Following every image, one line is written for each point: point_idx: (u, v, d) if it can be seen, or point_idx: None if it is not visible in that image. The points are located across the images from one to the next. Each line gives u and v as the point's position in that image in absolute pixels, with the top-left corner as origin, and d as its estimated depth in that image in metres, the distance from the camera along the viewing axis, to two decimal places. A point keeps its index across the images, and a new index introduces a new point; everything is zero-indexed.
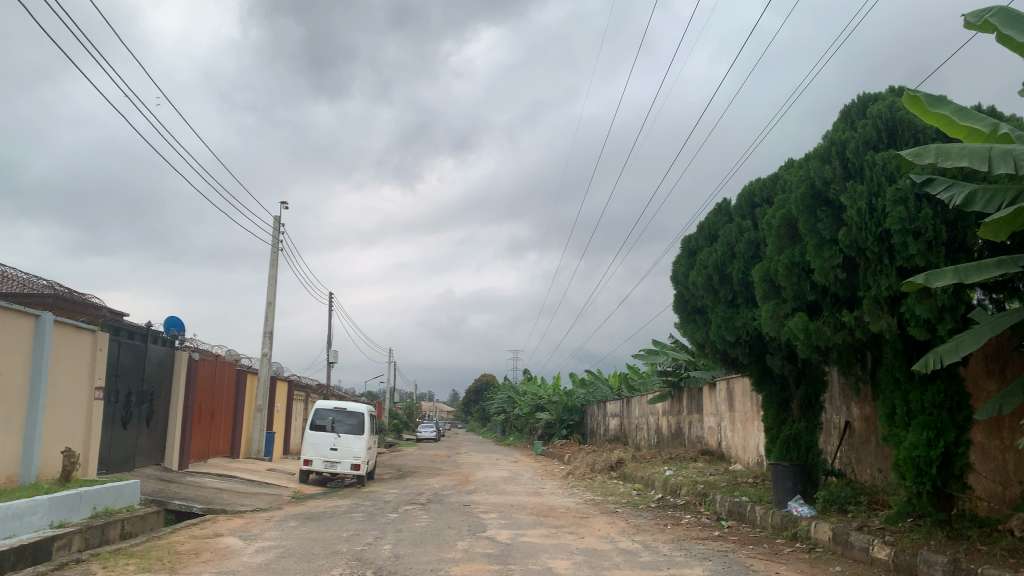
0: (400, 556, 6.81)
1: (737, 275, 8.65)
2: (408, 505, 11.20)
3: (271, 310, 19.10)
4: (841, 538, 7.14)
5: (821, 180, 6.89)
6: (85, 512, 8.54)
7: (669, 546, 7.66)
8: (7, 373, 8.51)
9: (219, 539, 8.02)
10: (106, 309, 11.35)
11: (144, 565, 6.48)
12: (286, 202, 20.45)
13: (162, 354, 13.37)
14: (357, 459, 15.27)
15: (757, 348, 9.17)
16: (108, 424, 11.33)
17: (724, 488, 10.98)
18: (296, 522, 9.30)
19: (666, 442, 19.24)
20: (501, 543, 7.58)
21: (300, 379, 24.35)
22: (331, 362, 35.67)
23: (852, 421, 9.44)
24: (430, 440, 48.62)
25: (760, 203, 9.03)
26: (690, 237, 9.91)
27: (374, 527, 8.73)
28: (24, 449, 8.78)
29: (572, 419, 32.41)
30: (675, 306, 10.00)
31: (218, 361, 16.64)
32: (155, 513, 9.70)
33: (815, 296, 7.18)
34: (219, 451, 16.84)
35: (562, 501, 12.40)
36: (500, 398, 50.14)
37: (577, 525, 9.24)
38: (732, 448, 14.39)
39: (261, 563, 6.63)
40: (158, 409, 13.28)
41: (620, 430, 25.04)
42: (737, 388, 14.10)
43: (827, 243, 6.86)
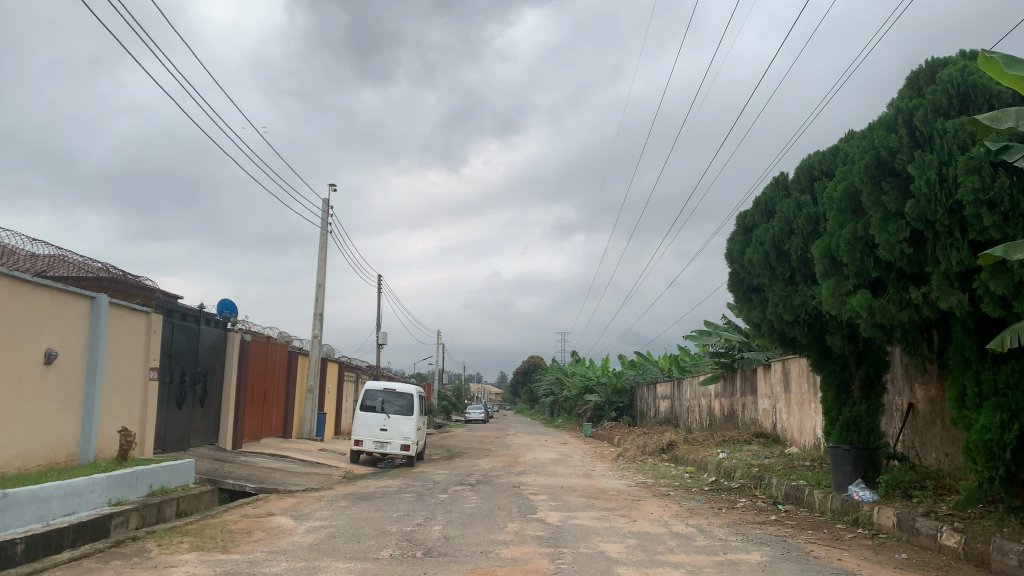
0: (450, 537, 6.74)
1: (796, 252, 8.34)
2: (458, 486, 11.18)
3: (321, 292, 19.26)
4: (906, 525, 6.84)
5: (886, 150, 6.53)
6: (142, 490, 8.70)
7: (725, 530, 7.45)
8: (66, 354, 8.69)
9: (270, 518, 8.06)
10: (159, 291, 11.55)
11: (198, 543, 6.52)
12: (333, 185, 20.54)
13: (215, 336, 13.56)
14: (407, 439, 15.34)
15: (816, 327, 8.84)
16: (163, 404, 11.53)
17: (780, 472, 10.69)
18: (347, 502, 9.33)
19: (719, 424, 18.89)
20: (552, 526, 7.47)
21: (351, 360, 24.58)
22: (381, 344, 35.97)
23: (916, 403, 9.07)
24: (479, 421, 48.87)
25: (820, 176, 8.67)
26: (745, 213, 9.59)
27: (424, 508, 8.69)
28: (83, 428, 8.97)
29: (622, 401, 32.17)
30: (730, 285, 9.71)
31: (270, 342, 16.84)
32: (210, 491, 9.84)
33: (879, 272, 6.85)
34: (272, 432, 17.09)
35: (613, 483, 12.26)
36: (549, 379, 50.06)
37: (629, 508, 9.08)
38: (787, 430, 14.04)
39: (312, 543, 6.61)
40: (211, 390, 13.48)
41: (670, 412, 24.72)
42: (793, 369, 13.73)
43: (892, 217, 6.52)
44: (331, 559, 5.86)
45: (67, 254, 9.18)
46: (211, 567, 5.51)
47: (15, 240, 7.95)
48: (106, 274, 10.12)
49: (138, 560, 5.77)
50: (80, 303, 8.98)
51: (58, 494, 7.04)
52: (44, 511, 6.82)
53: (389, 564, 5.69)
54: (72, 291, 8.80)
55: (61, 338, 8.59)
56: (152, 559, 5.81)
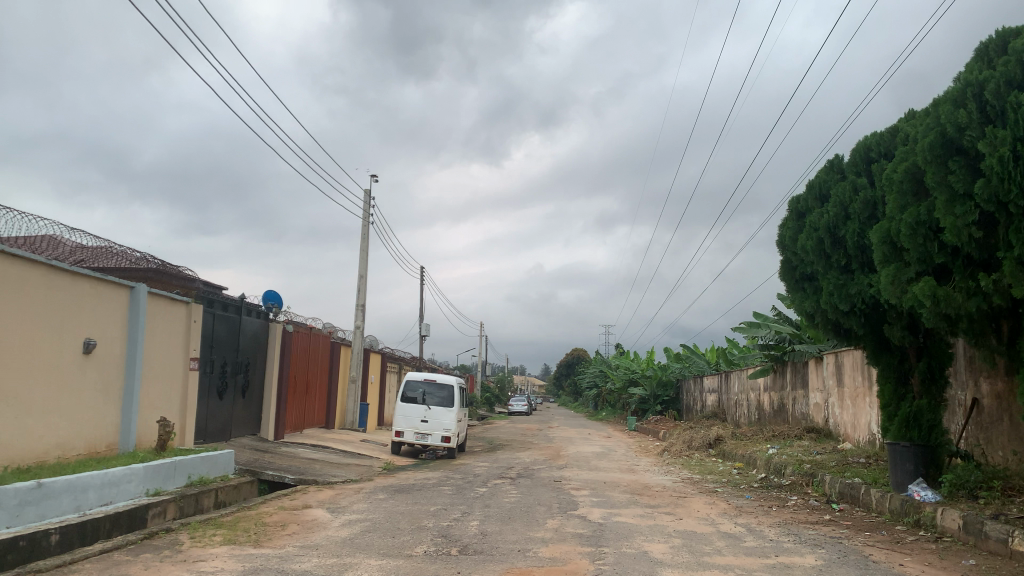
0: (487, 534, 6.51)
1: (853, 238, 7.90)
2: (498, 480, 10.97)
3: (363, 283, 19.20)
4: (973, 528, 6.40)
5: (953, 126, 6.06)
6: (180, 481, 8.67)
7: (776, 530, 7.08)
8: (105, 344, 8.68)
9: (307, 511, 7.94)
10: (200, 281, 11.54)
11: (230, 536, 6.39)
12: (375, 175, 20.49)
13: (256, 326, 13.55)
14: (448, 431, 15.17)
15: (874, 318, 8.38)
16: (204, 395, 11.53)
17: (834, 469, 10.23)
18: (385, 495, 9.19)
19: (768, 419, 18.38)
20: (594, 523, 7.20)
21: (394, 352, 24.58)
22: (424, 336, 36.03)
23: (980, 398, 8.58)
24: (522, 414, 48.70)
25: (878, 158, 8.20)
26: (797, 198, 9.12)
27: (462, 502, 8.48)
28: (122, 418, 8.97)
29: (667, 395, 31.65)
30: (782, 274, 9.28)
31: (312, 333, 16.85)
32: (249, 482, 9.80)
33: (944, 258, 6.39)
34: (315, 422, 17.13)
35: (657, 479, 11.92)
36: (592, 372, 49.58)
37: (674, 506, 8.74)
38: (840, 426, 13.52)
39: (345, 538, 6.44)
40: (253, 381, 13.48)
41: (717, 406, 24.20)
42: (846, 362, 13.23)
43: (959, 199, 6.06)
44: (363, 555, 5.66)
45: (112, 245, 9.20)
46: (241, 562, 5.36)
47: (58, 231, 7.92)
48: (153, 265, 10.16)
49: (169, 553, 5.65)
50: (118, 292, 8.96)
51: (95, 483, 7.00)
52: (81, 501, 6.79)
53: (422, 562, 5.46)
54: (111, 279, 8.78)
55: (100, 328, 8.57)
56: (183, 552, 5.69)
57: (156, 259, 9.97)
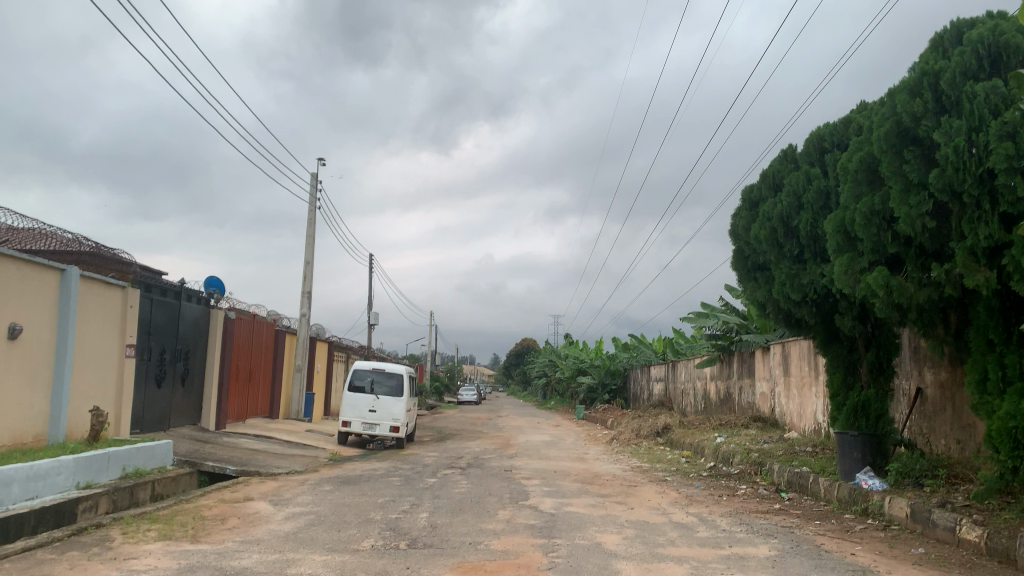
0: (436, 526, 6.32)
1: (806, 228, 7.90)
2: (447, 470, 10.78)
3: (310, 269, 18.74)
4: (921, 516, 6.46)
5: (909, 115, 6.05)
6: (114, 473, 8.28)
7: (728, 520, 7.05)
8: (33, 329, 8.21)
9: (248, 504, 7.64)
10: (137, 265, 11.05)
11: (166, 531, 6.08)
12: (321, 159, 20.01)
13: (196, 313, 13.06)
14: (396, 421, 14.91)
15: (825, 308, 8.41)
16: (141, 383, 11.07)
17: (781, 457, 10.31)
18: (330, 486, 8.92)
19: (714, 408, 18.56)
20: (546, 514, 7.06)
21: (340, 340, 24.13)
22: (372, 324, 35.55)
23: (924, 388, 8.71)
24: (471, 403, 48.56)
25: (831, 149, 8.22)
26: (750, 188, 9.11)
27: (411, 493, 8.28)
28: (52, 407, 8.52)
29: (615, 383, 31.85)
30: (735, 263, 9.26)
31: (256, 320, 16.37)
32: (188, 474, 9.42)
33: (897, 248, 6.41)
34: (258, 412, 16.68)
35: (607, 468, 11.88)
36: (541, 361, 49.60)
37: (626, 495, 8.67)
38: (786, 415, 13.70)
39: (288, 532, 6.17)
40: (193, 369, 13.01)
41: (664, 395, 24.41)
42: (793, 352, 13.38)
43: (913, 188, 6.06)
44: (307, 550, 5.41)
45: (48, 227, 8.76)
46: (176, 560, 5.06)
47: None
48: (91, 248, 9.73)
49: (98, 551, 5.32)
50: (48, 274, 8.50)
51: (19, 477, 6.60)
52: (2, 496, 6.38)
53: (370, 556, 5.25)
54: (41, 261, 8.32)
55: (27, 312, 8.10)
56: (113, 549, 5.36)
57: (92, 241, 9.52)
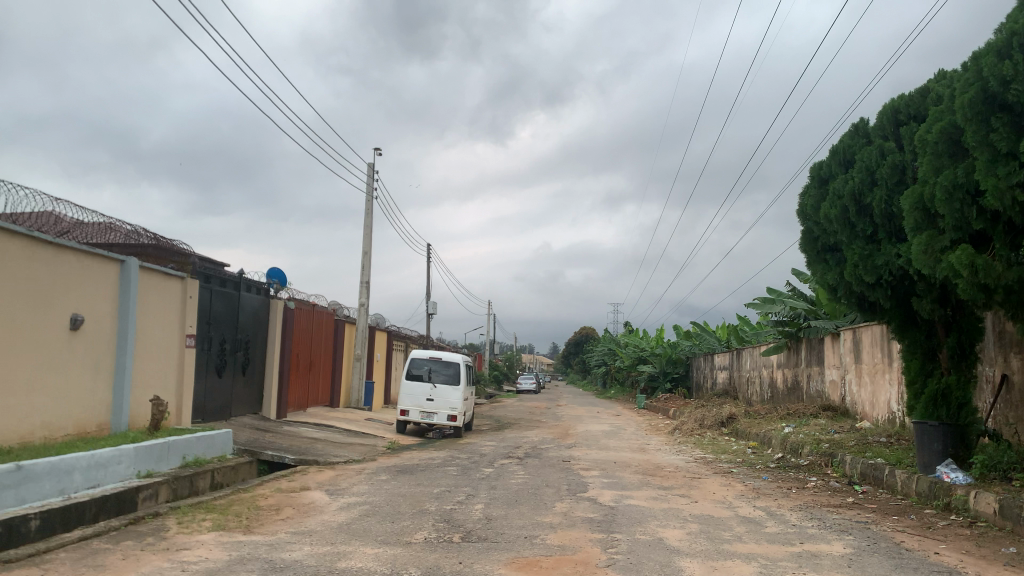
0: (491, 519, 6.14)
1: (880, 206, 7.44)
2: (505, 460, 10.62)
3: (368, 259, 18.80)
4: (1010, 513, 5.99)
5: (997, 79, 5.55)
6: (174, 462, 8.36)
7: (798, 515, 6.70)
8: (94, 319, 8.33)
9: (304, 493, 7.60)
10: (196, 256, 11.16)
11: (220, 521, 6.05)
12: (378, 149, 20.11)
13: (256, 303, 13.19)
14: (454, 410, 14.86)
15: (901, 291, 7.92)
16: (201, 373, 11.20)
17: (853, 448, 9.83)
18: (387, 475, 8.85)
19: (782, 397, 17.95)
20: (605, 506, 6.81)
21: (400, 330, 24.23)
22: (431, 314, 35.72)
23: (1011, 375, 8.17)
24: (531, 392, 48.46)
25: (907, 121, 7.70)
26: (819, 165, 8.64)
27: (467, 484, 8.13)
28: (114, 397, 8.66)
29: (677, 372, 31.28)
30: (802, 245, 8.81)
31: (315, 310, 16.49)
32: (247, 463, 9.49)
33: (983, 224, 5.93)
34: (319, 401, 16.83)
35: (670, 458, 11.55)
36: (601, 350, 49.12)
37: (689, 487, 8.35)
38: (858, 404, 13.10)
39: (341, 523, 6.07)
40: (253, 358, 13.14)
41: (729, 384, 23.78)
42: (864, 339, 12.77)
43: (1002, 158, 5.58)
44: (359, 543, 5.29)
45: (115, 220, 8.93)
46: (227, 551, 5.00)
47: (47, 203, 7.44)
48: (153, 241, 9.88)
49: (151, 541, 5.30)
50: (109, 266, 8.61)
51: (80, 465, 6.67)
52: (65, 484, 6.45)
53: (422, 550, 5.09)
54: (102, 253, 8.44)
55: (88, 303, 8.21)
56: (167, 540, 5.33)
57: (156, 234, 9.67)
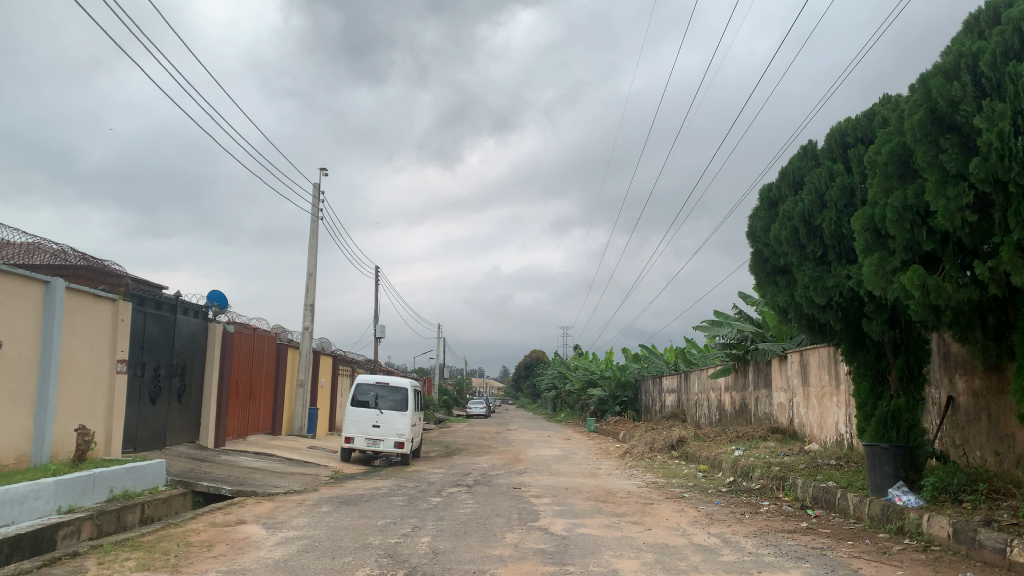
0: (438, 552, 5.83)
1: (830, 227, 7.45)
2: (453, 487, 10.31)
3: (312, 281, 18.34)
4: (965, 536, 5.93)
5: (946, 101, 5.55)
6: (100, 495, 7.84)
7: (754, 541, 6.55)
8: (15, 345, 7.81)
9: (240, 528, 7.17)
10: (129, 277, 10.64)
11: (146, 561, 5.61)
12: (324, 169, 19.87)
13: (193, 326, 12.66)
14: (401, 436, 14.45)
15: (851, 312, 7.91)
16: (133, 400, 10.65)
17: (804, 471, 9.78)
18: (329, 507, 8.46)
19: (730, 420, 17.99)
20: (557, 536, 6.57)
21: (346, 353, 23.71)
22: (379, 337, 35.17)
23: (956, 397, 8.23)
24: (480, 416, 48.02)
25: (854, 143, 7.75)
26: (769, 186, 8.63)
27: (413, 514, 7.79)
28: (36, 427, 8.11)
29: (626, 395, 31.30)
30: (753, 267, 8.78)
31: (256, 334, 15.96)
32: (181, 495, 8.99)
33: (933, 245, 5.92)
34: (260, 428, 16.26)
35: (621, 484, 11.37)
36: (550, 374, 49.00)
37: (642, 514, 8.15)
38: (806, 426, 13.15)
39: (278, 560, 5.69)
40: (190, 384, 12.58)
41: (677, 406, 23.82)
42: (811, 361, 12.85)
43: (952, 179, 5.58)
44: None
45: (44, 241, 8.45)
46: None
47: None
48: (84, 261, 9.39)
49: None
50: (32, 287, 8.12)
51: None
52: None
53: None
54: (25, 274, 7.94)
55: (9, 327, 7.70)
56: None
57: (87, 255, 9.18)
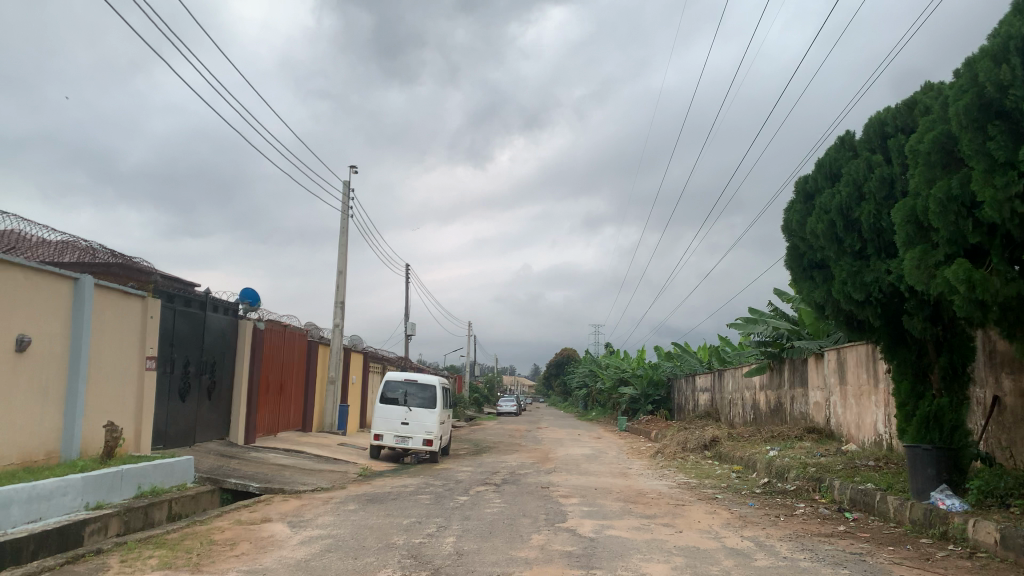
0: (462, 554, 5.71)
1: (869, 220, 7.18)
2: (481, 486, 10.19)
3: (342, 279, 18.36)
4: (1013, 543, 5.63)
5: (994, 85, 5.27)
6: (128, 492, 7.85)
7: (789, 546, 6.32)
8: (44, 341, 7.84)
9: (264, 526, 7.12)
10: (158, 274, 10.67)
11: (167, 559, 5.57)
12: (354, 166, 19.92)
13: (223, 324, 12.70)
14: (430, 434, 14.36)
15: (891, 309, 7.62)
16: (163, 396, 10.69)
17: (842, 473, 9.48)
18: (355, 505, 8.38)
19: (764, 419, 17.64)
20: (585, 538, 6.41)
21: (376, 351, 23.75)
22: (410, 335, 35.25)
23: (1002, 397, 7.90)
24: (511, 414, 47.94)
25: (894, 133, 7.46)
26: (805, 179, 8.35)
27: (439, 514, 7.69)
28: (66, 423, 8.15)
29: (658, 394, 30.97)
30: (788, 262, 8.51)
31: (287, 331, 16.01)
32: (209, 492, 8.99)
33: (979, 238, 5.64)
34: (290, 425, 16.31)
35: (652, 484, 11.15)
36: (582, 372, 48.74)
37: (673, 516, 7.95)
38: (843, 426, 12.81)
39: (300, 559, 5.61)
40: (220, 381, 12.62)
41: (711, 406, 23.46)
42: (849, 359, 12.50)
43: (1000, 168, 5.30)
44: None
45: (77, 238, 8.49)
46: None
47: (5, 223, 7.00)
48: (114, 258, 9.44)
49: None
50: (61, 284, 8.16)
51: (19, 498, 6.17)
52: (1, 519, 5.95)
53: None
54: (55, 271, 7.98)
55: (39, 324, 7.74)
56: None
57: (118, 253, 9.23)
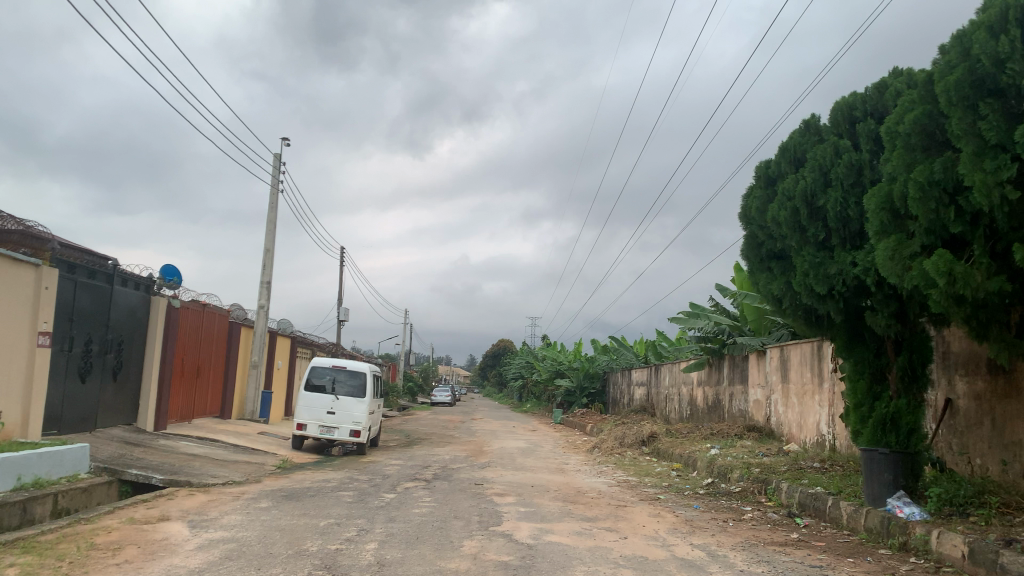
0: (384, 564, 4.99)
1: (835, 209, 6.73)
2: (410, 482, 9.47)
3: (269, 257, 17.32)
4: (984, 558, 5.22)
5: (989, 59, 4.79)
6: (5, 484, 6.85)
7: (743, 557, 5.80)
8: None
9: (159, 526, 6.27)
10: (56, 240, 9.58)
11: (29, 569, 4.69)
12: (287, 139, 18.89)
13: (132, 299, 11.63)
14: (357, 425, 13.54)
15: (852, 304, 7.19)
16: (58, 376, 9.64)
17: (788, 474, 9.11)
18: (268, 502, 7.56)
19: (702, 415, 17.36)
20: (522, 545, 5.77)
21: (305, 336, 22.69)
22: (342, 321, 34.07)
23: (955, 400, 7.60)
24: (444, 404, 47.18)
25: (863, 118, 7.01)
26: (765, 163, 7.88)
27: (362, 514, 6.94)
28: None
29: (594, 387, 30.69)
30: (746, 251, 8.01)
31: (206, 310, 14.94)
32: (104, 485, 8.05)
33: (961, 228, 5.19)
34: (207, 411, 15.24)
35: (591, 482, 10.60)
36: (518, 363, 48.23)
37: (616, 519, 7.38)
38: (784, 426, 12.53)
39: (193, 570, 4.81)
40: (127, 361, 11.56)
41: (646, 400, 23.20)
42: (793, 358, 12.19)
43: (991, 151, 4.84)
44: None
45: None
46: None
47: None
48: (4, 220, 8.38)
49: None
50: None
51: None
52: None
53: None
54: None
55: None
56: None
57: (12, 215, 8.40)
